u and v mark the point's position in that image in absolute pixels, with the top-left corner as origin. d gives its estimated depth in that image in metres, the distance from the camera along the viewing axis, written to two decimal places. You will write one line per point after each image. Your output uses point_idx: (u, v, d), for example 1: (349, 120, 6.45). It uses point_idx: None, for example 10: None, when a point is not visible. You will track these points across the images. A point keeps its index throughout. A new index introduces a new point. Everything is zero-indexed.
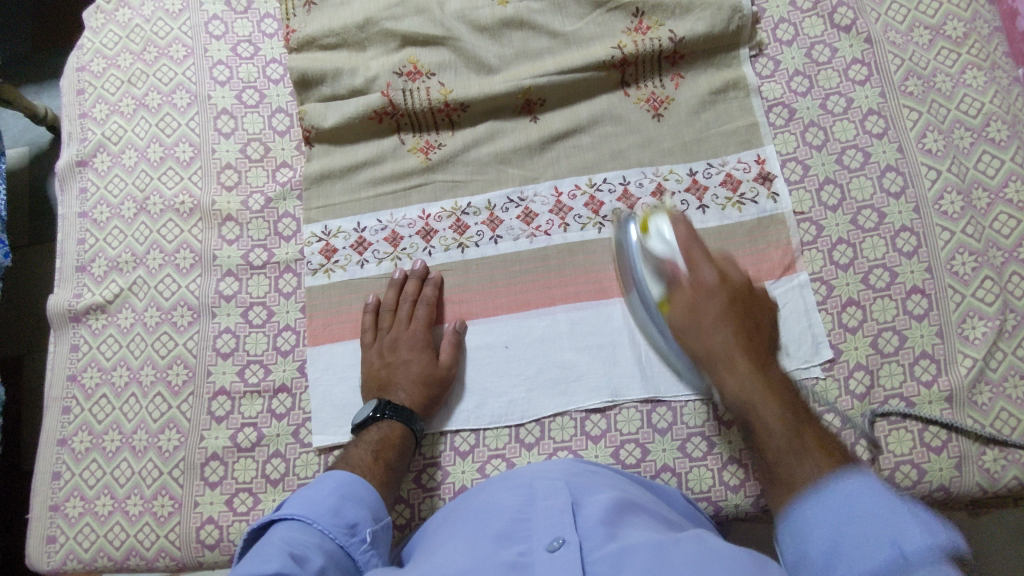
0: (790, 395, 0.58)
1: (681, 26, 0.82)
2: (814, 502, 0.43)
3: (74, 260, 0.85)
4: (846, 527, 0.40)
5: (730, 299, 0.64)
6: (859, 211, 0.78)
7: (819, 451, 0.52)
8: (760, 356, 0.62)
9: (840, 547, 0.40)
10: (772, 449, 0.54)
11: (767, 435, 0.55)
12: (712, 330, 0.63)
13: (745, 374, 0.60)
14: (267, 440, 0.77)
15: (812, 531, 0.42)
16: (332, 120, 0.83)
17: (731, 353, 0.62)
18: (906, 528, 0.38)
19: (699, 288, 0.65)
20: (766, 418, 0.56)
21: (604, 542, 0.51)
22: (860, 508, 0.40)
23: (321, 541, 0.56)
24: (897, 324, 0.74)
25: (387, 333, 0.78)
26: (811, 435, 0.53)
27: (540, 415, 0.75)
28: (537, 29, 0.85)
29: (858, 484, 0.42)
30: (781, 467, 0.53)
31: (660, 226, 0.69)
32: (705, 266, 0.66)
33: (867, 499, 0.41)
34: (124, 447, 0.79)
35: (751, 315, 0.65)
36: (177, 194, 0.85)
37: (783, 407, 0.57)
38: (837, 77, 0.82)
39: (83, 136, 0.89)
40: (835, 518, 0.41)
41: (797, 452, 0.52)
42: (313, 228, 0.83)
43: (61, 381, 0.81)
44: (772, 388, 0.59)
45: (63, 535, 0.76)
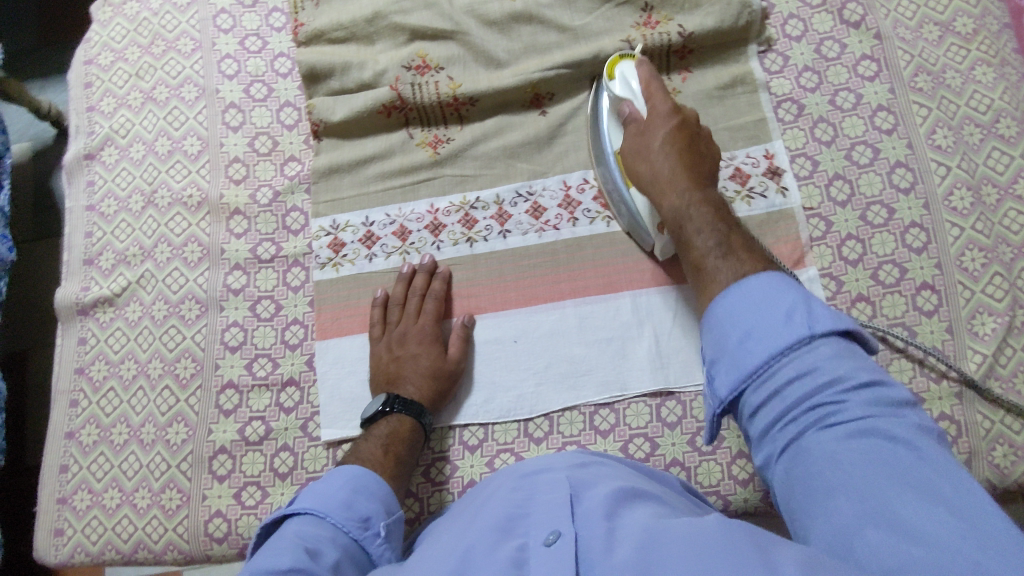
0: (724, 210, 0.65)
1: (690, 21, 0.82)
2: (735, 288, 0.55)
3: (82, 253, 0.85)
4: (769, 317, 0.52)
5: (678, 125, 0.69)
6: (869, 207, 0.78)
7: (750, 258, 0.59)
8: (705, 180, 0.67)
9: (755, 331, 0.52)
10: (701, 253, 0.62)
11: (699, 237, 0.63)
12: (660, 159, 0.68)
13: (687, 192, 0.66)
14: (276, 433, 0.77)
15: (737, 313, 0.53)
16: (340, 114, 0.83)
17: (675, 176, 0.67)
18: (816, 317, 0.51)
19: (657, 120, 0.70)
20: (698, 224, 0.64)
21: (600, 532, 0.49)
22: (782, 302, 0.52)
23: (334, 534, 0.56)
24: (906, 320, 0.74)
25: (396, 326, 0.78)
26: (739, 245, 0.61)
27: (549, 409, 0.75)
28: (545, 23, 0.85)
29: (769, 276, 0.54)
30: (703, 264, 0.61)
31: (626, 71, 0.75)
32: (660, 98, 0.71)
33: (777, 290, 0.53)
34: (132, 440, 0.79)
35: (699, 144, 0.69)
36: (185, 187, 0.85)
37: (714, 217, 0.64)
38: (846, 72, 0.82)
39: (91, 129, 0.89)
40: (754, 306, 0.53)
41: (727, 251, 0.60)
42: (322, 222, 0.83)
43: (69, 373, 0.81)
44: (709, 202, 0.65)
45: (71, 528, 0.76)
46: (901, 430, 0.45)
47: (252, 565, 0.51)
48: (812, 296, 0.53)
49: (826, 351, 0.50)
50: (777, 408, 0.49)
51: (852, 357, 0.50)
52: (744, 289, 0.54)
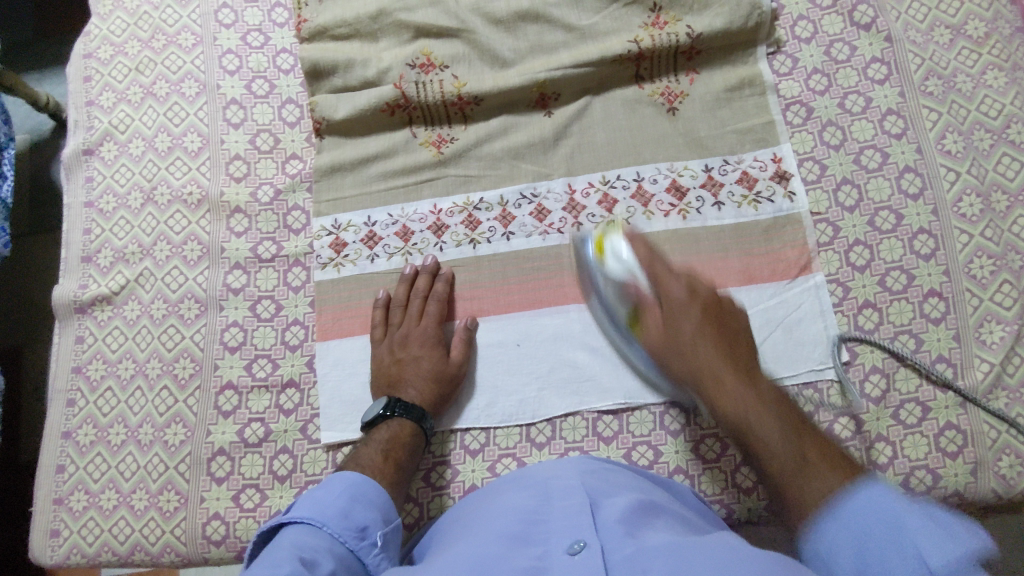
0: (786, 405, 0.57)
1: (699, 22, 0.81)
2: (829, 520, 0.46)
3: (80, 250, 0.84)
4: (881, 545, 0.42)
5: (702, 313, 0.61)
6: (877, 212, 0.77)
7: (840, 470, 0.50)
8: (746, 367, 0.59)
9: (868, 554, 0.42)
10: (777, 468, 0.53)
11: (769, 452, 0.54)
12: (694, 351, 0.60)
13: (735, 391, 0.58)
14: (275, 436, 0.76)
15: (836, 543, 0.45)
16: (343, 112, 0.82)
17: (714, 373, 0.59)
18: (925, 536, 0.41)
19: (676, 310, 0.61)
20: (767, 436, 0.54)
21: (621, 543, 0.50)
22: (889, 523, 0.42)
23: (331, 545, 0.56)
24: (914, 328, 0.73)
25: (398, 329, 0.77)
26: (817, 453, 0.52)
27: (552, 414, 0.74)
28: (552, 22, 0.84)
29: (879, 496, 0.44)
30: (786, 481, 0.52)
31: (616, 246, 0.68)
32: (671, 281, 0.63)
33: (883, 510, 0.43)
34: (129, 441, 0.78)
35: (728, 320, 0.61)
36: (185, 184, 0.84)
37: (781, 423, 0.55)
38: (856, 75, 0.81)
39: (90, 124, 0.88)
40: (858, 534, 0.44)
41: (804, 464, 0.51)
42: (323, 222, 0.82)
43: (66, 372, 0.80)
44: (764, 399, 0.57)
45: (67, 529, 0.76)
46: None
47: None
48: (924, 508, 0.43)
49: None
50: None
51: None
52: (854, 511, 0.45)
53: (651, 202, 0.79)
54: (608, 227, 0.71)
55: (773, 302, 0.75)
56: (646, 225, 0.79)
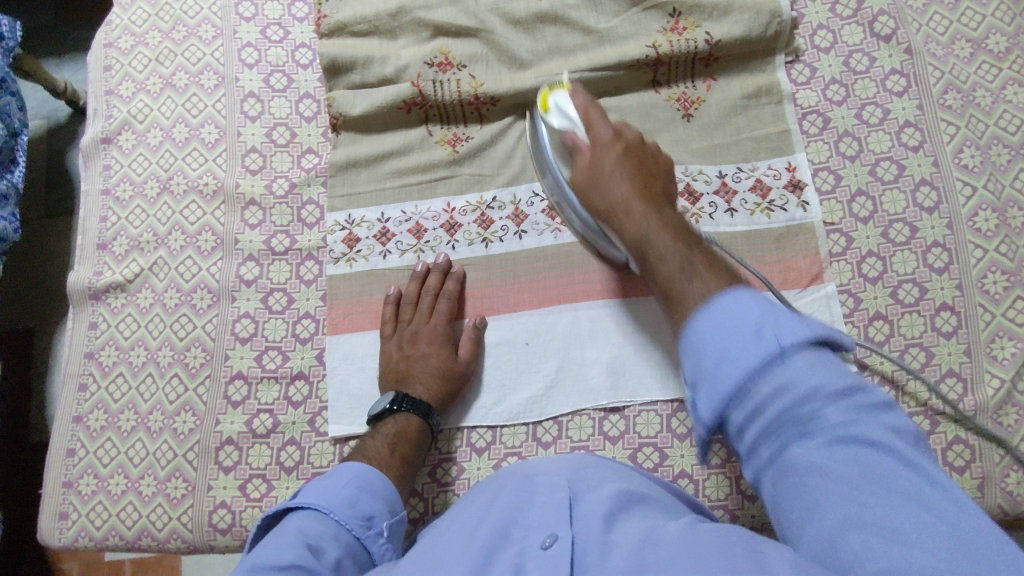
0: (685, 232, 0.60)
1: (718, 28, 0.81)
2: (705, 308, 0.47)
3: (96, 237, 0.85)
4: (732, 331, 0.45)
5: (625, 150, 0.66)
6: (891, 224, 0.77)
7: (710, 279, 0.52)
8: (655, 196, 0.64)
9: (730, 350, 0.44)
10: (665, 275, 0.56)
11: (663, 260, 0.57)
12: (612, 181, 0.65)
13: (643, 215, 0.62)
14: (283, 427, 0.77)
15: (706, 334, 0.46)
16: (360, 108, 0.82)
17: (628, 202, 0.63)
18: (785, 329, 0.44)
19: (600, 151, 0.67)
20: (661, 247, 0.58)
21: (596, 538, 0.49)
22: (749, 315, 0.45)
23: (337, 532, 0.57)
24: (924, 341, 0.73)
25: (408, 325, 0.77)
26: (701, 262, 0.55)
27: (558, 413, 0.75)
28: (570, 25, 0.84)
29: (737, 297, 0.46)
30: (674, 289, 0.54)
31: (560, 100, 0.72)
32: (601, 126, 0.68)
33: (747, 308, 0.45)
34: (139, 427, 0.79)
35: (648, 162, 0.67)
36: (201, 175, 0.85)
37: (676, 241, 0.58)
38: (874, 87, 0.81)
39: (109, 113, 0.89)
40: (732, 328, 0.45)
41: (695, 271, 0.54)
42: (337, 217, 0.82)
43: (79, 357, 0.81)
44: (673, 225, 0.60)
45: (76, 512, 0.77)
46: (874, 434, 0.42)
47: (253, 557, 0.52)
48: (777, 302, 0.46)
49: (801, 362, 0.44)
50: (759, 429, 0.44)
51: (826, 367, 0.44)
52: (720, 306, 0.47)
53: None
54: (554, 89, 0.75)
55: None
56: None
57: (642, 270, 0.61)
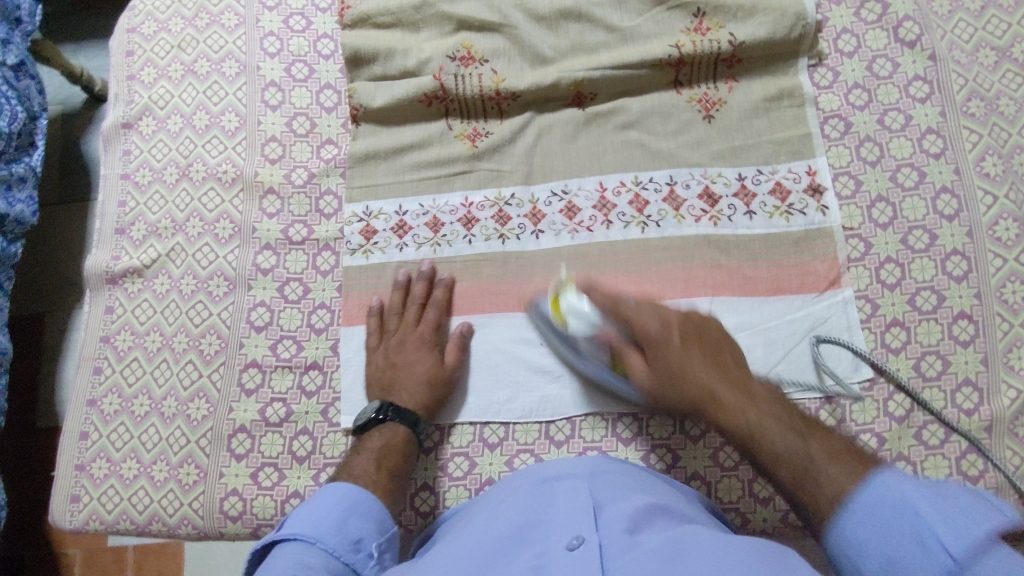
0: (788, 417, 0.58)
1: (742, 30, 0.81)
2: (845, 515, 0.48)
3: (114, 222, 0.85)
4: (892, 543, 0.44)
5: (690, 339, 0.64)
6: (910, 231, 0.76)
7: (857, 462, 0.52)
8: (741, 383, 0.61)
9: (891, 554, 0.44)
10: (789, 472, 0.54)
11: (783, 455, 0.55)
12: (692, 376, 0.62)
13: (740, 406, 0.59)
14: (296, 416, 0.77)
15: (861, 536, 0.46)
16: (381, 100, 0.83)
17: (714, 391, 0.61)
18: (936, 518, 0.43)
19: (656, 345, 0.64)
20: (779, 443, 0.56)
21: (618, 540, 0.50)
22: (902, 505, 0.45)
23: (327, 561, 0.55)
24: (941, 349, 0.73)
25: (394, 335, 0.77)
26: (820, 449, 0.54)
27: (572, 412, 0.75)
28: (594, 22, 0.84)
29: (880, 489, 0.46)
30: (802, 478, 0.53)
31: (572, 302, 0.71)
32: (646, 318, 0.65)
33: (895, 500, 0.45)
34: (153, 413, 0.79)
35: (711, 339, 0.64)
36: (220, 163, 0.85)
37: (791, 435, 0.56)
38: (897, 92, 0.80)
39: (130, 98, 0.89)
40: (880, 530, 0.45)
41: (823, 466, 0.52)
42: (355, 208, 0.82)
43: (95, 341, 0.82)
44: (776, 413, 0.58)
45: (88, 495, 0.77)
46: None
47: None
48: (933, 492, 0.45)
49: (974, 556, 0.40)
50: None
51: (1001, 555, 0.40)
52: (868, 511, 0.46)
53: (683, 206, 0.79)
54: (562, 287, 0.74)
55: (801, 314, 0.75)
56: (675, 228, 0.79)
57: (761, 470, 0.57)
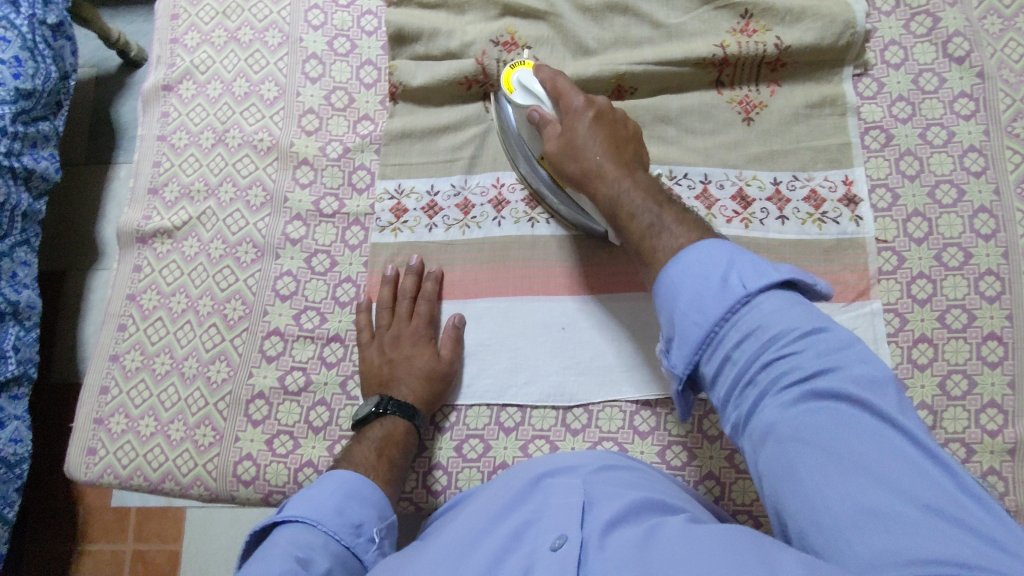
0: (655, 187, 0.65)
1: (789, 34, 0.80)
2: (677, 256, 0.55)
3: (148, 182, 0.86)
4: (700, 287, 0.52)
5: (598, 117, 0.69)
6: (946, 248, 0.75)
7: (680, 227, 0.60)
8: (629, 162, 0.67)
9: (700, 296, 0.52)
10: (638, 230, 0.62)
11: (629, 217, 0.63)
12: (587, 149, 0.68)
13: (617, 177, 0.65)
14: (315, 386, 0.77)
15: (680, 277, 0.54)
16: (421, 79, 0.83)
17: (601, 167, 0.66)
18: (743, 265, 0.52)
19: (572, 114, 0.70)
20: (635, 207, 0.63)
21: (604, 541, 0.50)
22: (721, 259, 0.53)
23: (327, 543, 0.55)
24: (968, 368, 0.72)
25: (387, 330, 0.76)
26: (672, 217, 0.61)
27: (590, 401, 0.75)
28: (639, 17, 0.83)
29: (710, 245, 0.54)
30: (651, 238, 0.61)
31: (526, 80, 0.74)
32: (572, 95, 0.71)
33: (715, 252, 0.54)
34: (173, 372, 0.79)
35: (617, 119, 0.70)
36: (257, 131, 0.86)
37: (649, 205, 0.63)
38: (941, 108, 0.80)
39: (172, 61, 0.89)
40: (698, 270, 0.53)
41: (651, 229, 0.61)
42: (387, 184, 0.83)
43: (121, 298, 0.83)
44: (647, 188, 0.64)
45: (104, 448, 0.78)
46: (847, 385, 0.46)
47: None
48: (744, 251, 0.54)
49: (768, 305, 0.50)
50: (729, 374, 0.50)
51: (793, 307, 0.50)
52: (691, 255, 0.54)
53: (715, 206, 0.79)
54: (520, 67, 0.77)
55: None
56: None
57: (616, 229, 0.66)
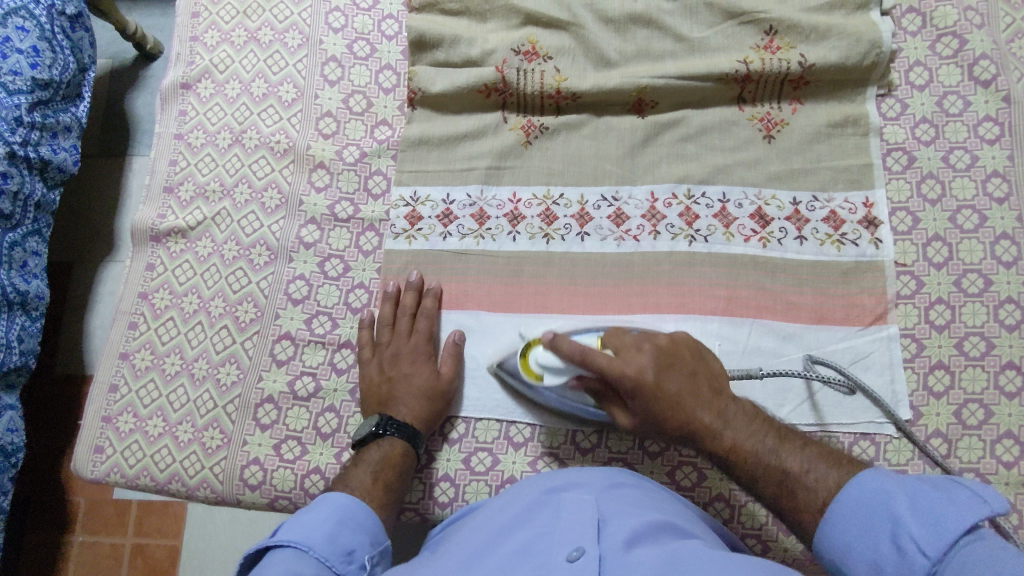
0: (765, 427, 0.60)
1: (814, 52, 0.79)
2: (831, 508, 0.53)
3: (163, 179, 0.86)
4: (873, 542, 0.49)
5: (663, 377, 0.61)
6: (965, 273, 0.75)
7: (826, 465, 0.56)
8: (729, 411, 0.61)
9: (876, 552, 0.49)
10: (773, 485, 0.57)
11: (761, 467, 0.57)
12: (684, 415, 0.60)
13: (738, 433, 0.59)
14: (324, 393, 0.77)
15: (846, 537, 0.51)
16: (440, 86, 0.82)
17: (711, 429, 0.60)
18: (910, 516, 0.48)
19: (633, 391, 0.61)
20: (763, 455, 0.58)
21: (620, 558, 0.49)
22: (879, 512, 0.50)
23: (318, 570, 0.55)
24: (985, 398, 0.71)
25: (387, 347, 0.76)
26: (792, 452, 0.57)
27: (602, 421, 0.73)
28: (662, 30, 0.83)
29: (859, 484, 0.52)
30: (797, 488, 0.56)
31: (542, 362, 0.65)
32: (619, 364, 0.61)
33: (876, 500, 0.51)
34: (183, 373, 0.79)
35: (680, 363, 0.62)
36: (274, 133, 0.85)
37: (773, 447, 0.58)
38: (965, 131, 0.79)
39: (191, 59, 0.89)
40: (864, 523, 0.50)
41: (796, 479, 0.56)
42: (402, 192, 0.82)
43: (133, 296, 0.83)
44: (761, 427, 0.60)
45: (111, 447, 0.78)
46: None
47: None
48: (910, 493, 0.50)
49: (952, 543, 0.45)
50: None
51: (979, 541, 0.45)
52: (845, 504, 0.52)
53: (733, 224, 0.78)
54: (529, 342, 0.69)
55: (842, 346, 0.74)
56: (724, 245, 0.78)
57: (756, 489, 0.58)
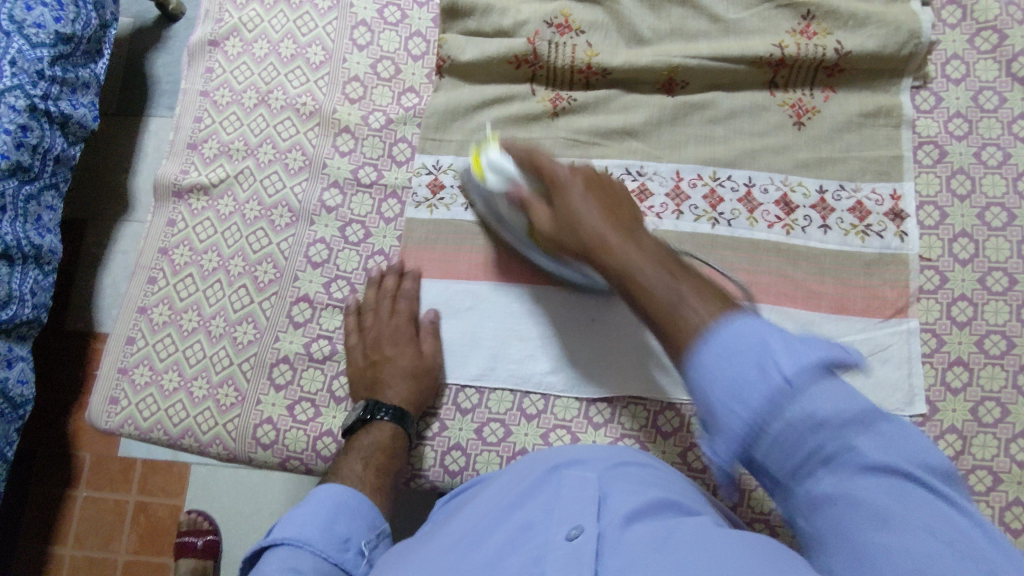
0: (663, 253, 0.57)
1: (850, 39, 0.78)
2: (708, 344, 0.45)
3: (187, 136, 0.86)
4: (739, 370, 0.43)
5: (586, 188, 0.64)
6: (991, 271, 0.74)
7: (708, 300, 0.49)
8: (631, 230, 0.60)
9: (742, 385, 0.43)
10: (655, 309, 0.53)
11: (644, 294, 0.54)
12: (582, 222, 0.62)
13: (626, 251, 0.58)
14: (340, 356, 0.77)
15: (715, 370, 0.44)
16: (469, 54, 0.81)
17: (602, 237, 0.60)
18: (780, 346, 0.43)
19: (560, 189, 0.65)
20: (648, 282, 0.54)
21: (619, 536, 0.49)
22: (751, 342, 0.44)
23: (315, 564, 0.55)
24: (1002, 396, 0.71)
25: (370, 331, 0.75)
26: (689, 287, 0.51)
27: (614, 397, 0.74)
28: (698, 10, 0.82)
29: (748, 325, 0.45)
30: (676, 314, 0.50)
31: (491, 158, 0.71)
32: (553, 167, 0.66)
33: (746, 332, 0.44)
34: (200, 329, 0.80)
35: (607, 187, 0.65)
36: (301, 94, 0.85)
37: (660, 275, 0.54)
38: (999, 128, 0.78)
39: (220, 17, 0.89)
40: (733, 352, 0.44)
41: (677, 306, 0.50)
42: (425, 159, 0.82)
43: (153, 251, 0.83)
44: (662, 261, 0.56)
45: (126, 399, 0.78)
46: (904, 462, 0.42)
47: None
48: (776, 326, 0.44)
49: (815, 389, 0.42)
50: (787, 465, 0.43)
51: (839, 385, 0.43)
52: (723, 342, 0.45)
53: (758, 209, 0.78)
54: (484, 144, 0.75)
55: (861, 336, 0.74)
56: (747, 230, 0.77)
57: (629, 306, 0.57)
